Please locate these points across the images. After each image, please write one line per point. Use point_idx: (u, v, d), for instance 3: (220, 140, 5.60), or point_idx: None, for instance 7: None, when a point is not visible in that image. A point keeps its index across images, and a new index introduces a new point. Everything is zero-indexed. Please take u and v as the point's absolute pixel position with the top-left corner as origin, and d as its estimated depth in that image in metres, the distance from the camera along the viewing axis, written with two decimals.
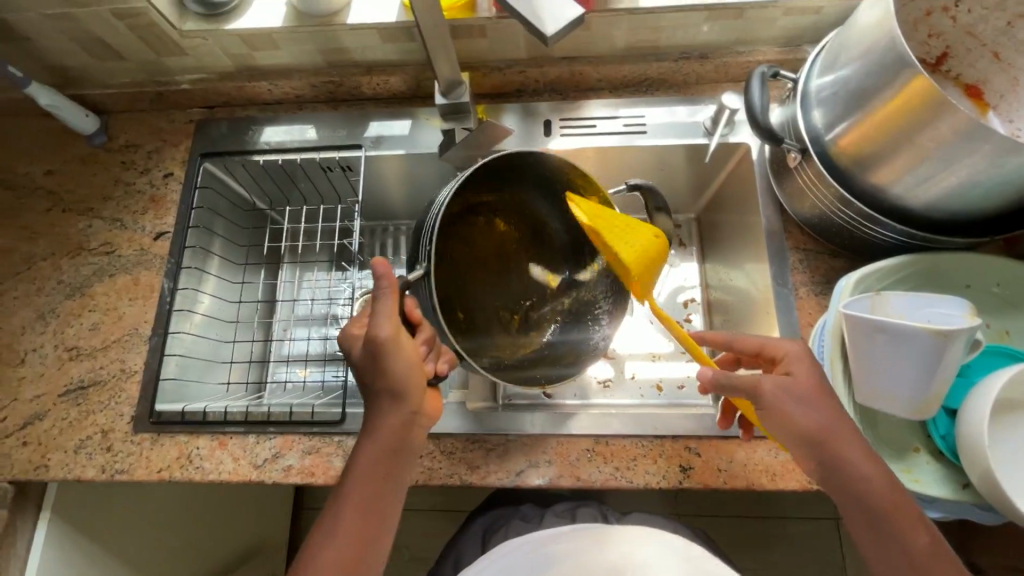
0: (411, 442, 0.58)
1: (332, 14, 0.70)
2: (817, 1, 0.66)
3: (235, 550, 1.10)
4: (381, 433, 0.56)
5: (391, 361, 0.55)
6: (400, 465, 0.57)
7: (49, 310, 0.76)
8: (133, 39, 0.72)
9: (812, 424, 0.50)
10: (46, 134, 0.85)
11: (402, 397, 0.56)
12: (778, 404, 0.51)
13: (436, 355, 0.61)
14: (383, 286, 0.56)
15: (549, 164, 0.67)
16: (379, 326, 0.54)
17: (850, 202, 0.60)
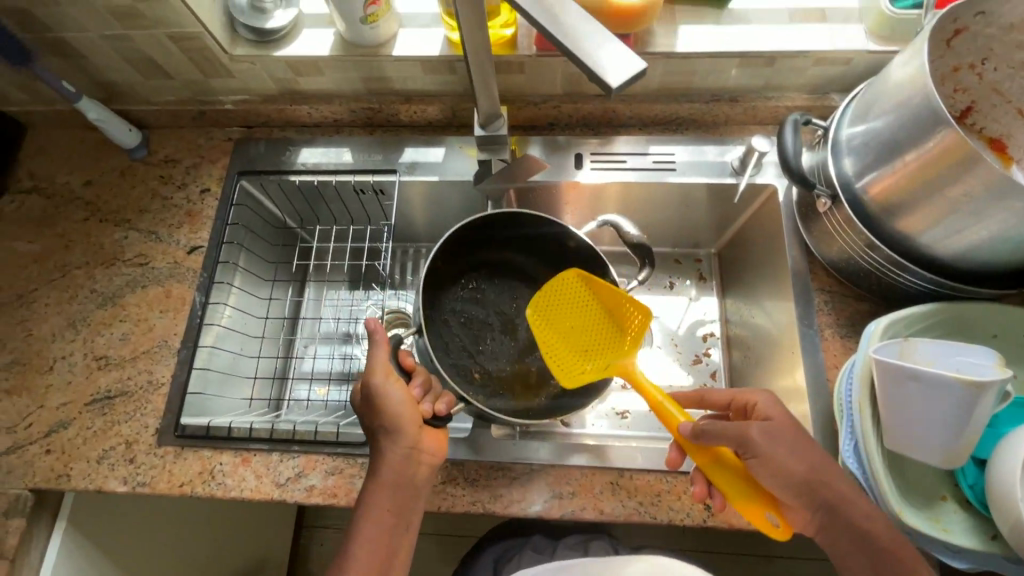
0: (417, 477, 0.60)
1: (378, 45, 0.72)
2: (848, 52, 0.68)
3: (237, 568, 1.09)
4: (385, 470, 0.59)
5: (385, 404, 0.60)
6: (408, 499, 0.59)
7: (80, 318, 0.77)
8: (184, 60, 0.74)
9: (804, 468, 0.52)
10: (88, 146, 0.87)
11: (399, 435, 0.59)
12: (771, 450, 0.53)
13: (434, 396, 0.65)
14: (376, 338, 0.62)
15: (529, 221, 0.73)
16: (369, 373, 0.60)
17: (877, 247, 0.61)
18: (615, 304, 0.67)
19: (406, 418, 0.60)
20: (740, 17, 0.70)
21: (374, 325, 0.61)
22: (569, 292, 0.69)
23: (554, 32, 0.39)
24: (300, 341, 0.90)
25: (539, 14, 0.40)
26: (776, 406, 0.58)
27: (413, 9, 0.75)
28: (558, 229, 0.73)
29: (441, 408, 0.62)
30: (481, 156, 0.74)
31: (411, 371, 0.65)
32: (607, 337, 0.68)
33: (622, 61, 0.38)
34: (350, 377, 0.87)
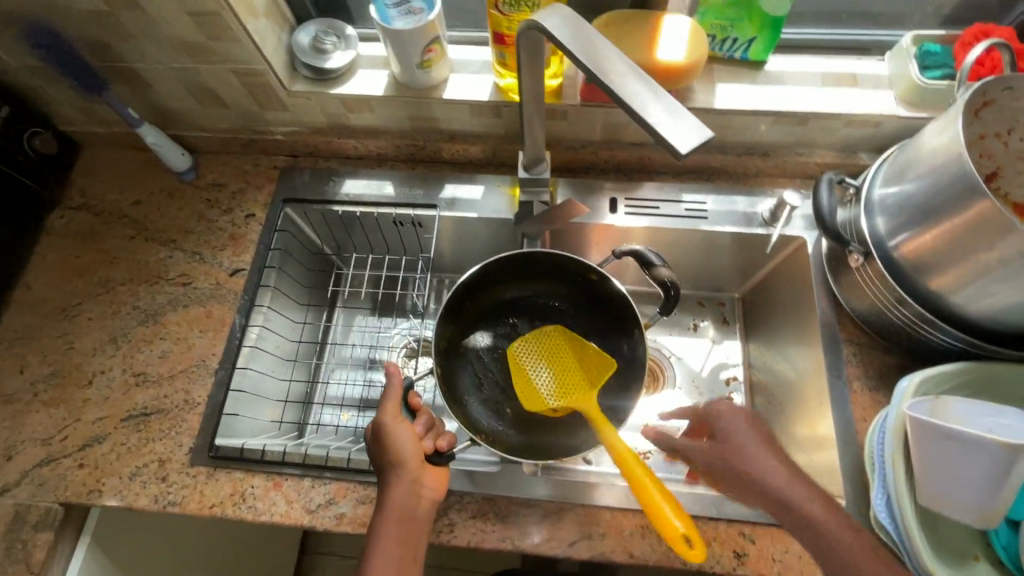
0: (419, 512, 0.59)
1: (430, 88, 0.76)
2: (878, 116, 0.71)
3: None
4: (390, 506, 0.57)
5: (390, 442, 0.59)
6: (413, 536, 0.57)
7: (121, 334, 0.79)
8: (244, 93, 0.78)
9: (754, 476, 0.56)
10: (138, 167, 0.91)
11: (402, 472, 0.58)
12: (732, 466, 0.58)
13: (436, 434, 0.64)
14: (393, 381, 0.62)
15: (558, 259, 0.73)
16: (379, 414, 0.61)
17: (908, 304, 0.63)
18: (592, 357, 0.70)
19: (410, 455, 0.59)
20: (775, 78, 0.74)
21: (392, 368, 0.62)
22: (553, 344, 0.73)
23: (622, 98, 0.44)
24: (326, 366, 0.91)
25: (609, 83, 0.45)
26: (734, 425, 0.59)
27: (464, 56, 0.79)
28: (583, 264, 0.73)
29: (442, 444, 0.62)
30: (522, 199, 0.77)
31: (416, 409, 0.65)
32: (579, 381, 0.69)
33: (689, 129, 0.42)
34: (368, 402, 0.88)
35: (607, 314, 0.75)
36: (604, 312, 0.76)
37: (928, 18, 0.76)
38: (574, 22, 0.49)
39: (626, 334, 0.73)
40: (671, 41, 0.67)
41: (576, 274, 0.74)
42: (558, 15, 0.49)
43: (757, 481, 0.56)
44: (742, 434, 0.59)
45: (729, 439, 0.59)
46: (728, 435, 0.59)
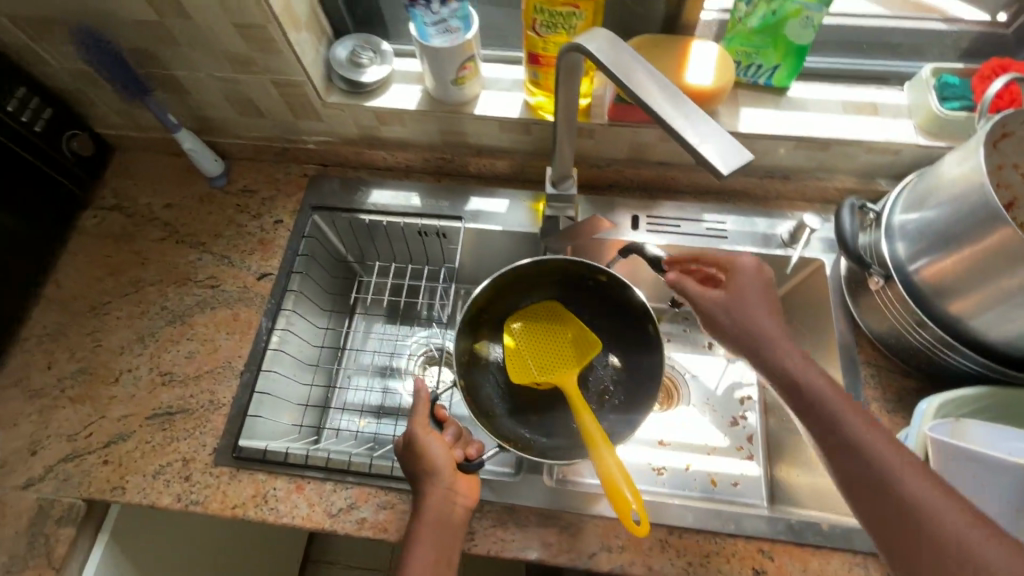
0: (454, 519, 0.59)
1: (462, 104, 0.79)
2: (897, 145, 0.73)
3: None
4: (426, 514, 0.58)
5: (422, 452, 0.60)
6: (448, 543, 0.58)
7: (149, 334, 0.80)
8: (281, 103, 0.81)
9: (744, 326, 0.60)
10: (171, 171, 0.93)
11: (436, 480, 0.59)
12: (723, 315, 0.61)
13: (465, 443, 0.64)
14: (420, 395, 0.63)
15: (573, 264, 0.73)
16: (410, 425, 0.61)
17: (927, 326, 0.64)
18: (585, 340, 0.73)
19: (443, 464, 0.60)
20: (798, 104, 0.76)
21: (420, 383, 0.63)
22: (548, 318, 0.75)
23: (661, 120, 0.47)
24: (343, 371, 0.92)
25: (649, 105, 0.47)
26: (742, 278, 0.62)
27: (496, 74, 0.81)
28: (596, 269, 0.72)
29: (472, 453, 0.63)
30: (548, 214, 0.78)
31: (443, 421, 0.65)
32: (567, 361, 0.71)
33: (730, 151, 0.43)
34: (383, 409, 0.89)
35: (622, 319, 0.75)
36: (623, 322, 0.75)
37: (946, 51, 0.78)
38: (615, 46, 0.51)
39: (646, 338, 0.73)
40: (699, 67, 0.70)
41: (590, 279, 0.74)
42: (600, 38, 0.52)
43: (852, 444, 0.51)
44: (746, 288, 0.62)
45: (730, 292, 0.62)
46: (732, 286, 0.62)
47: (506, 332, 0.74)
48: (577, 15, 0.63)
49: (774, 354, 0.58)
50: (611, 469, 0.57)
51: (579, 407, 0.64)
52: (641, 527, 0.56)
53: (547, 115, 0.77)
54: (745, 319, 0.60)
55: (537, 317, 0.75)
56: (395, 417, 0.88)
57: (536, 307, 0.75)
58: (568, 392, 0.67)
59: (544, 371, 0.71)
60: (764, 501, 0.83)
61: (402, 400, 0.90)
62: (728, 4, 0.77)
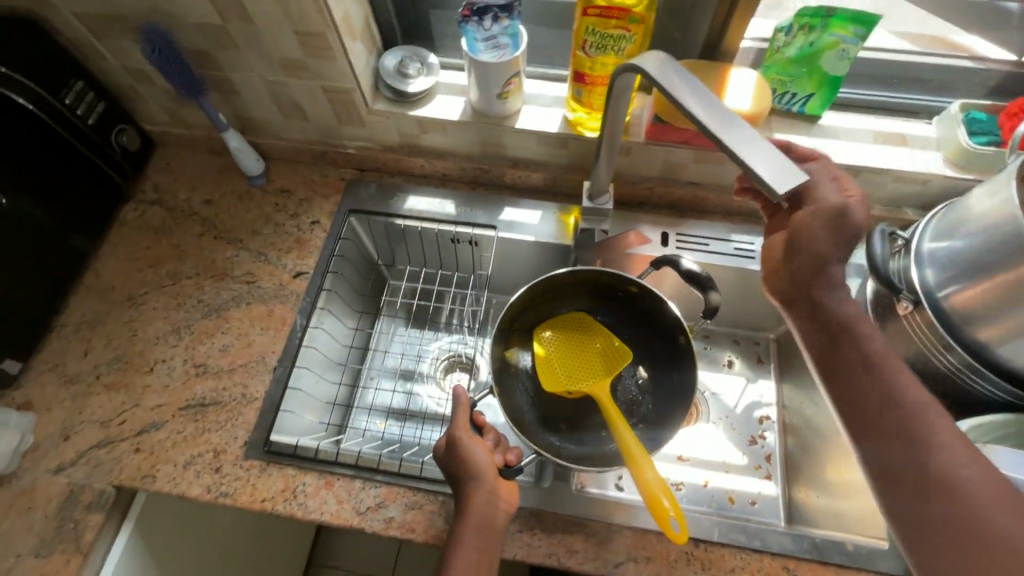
0: (496, 523, 0.61)
1: (504, 116, 0.81)
2: (925, 175, 0.75)
3: None
4: (469, 517, 0.60)
5: (465, 456, 0.62)
6: (490, 546, 0.60)
7: (184, 326, 0.82)
8: (327, 108, 0.83)
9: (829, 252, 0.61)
10: (211, 168, 0.95)
11: (479, 483, 0.61)
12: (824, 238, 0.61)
13: (504, 449, 0.66)
14: (460, 401, 0.65)
15: (606, 277, 0.75)
16: (452, 429, 0.63)
17: (955, 349, 0.65)
18: (615, 351, 0.74)
19: (486, 467, 0.61)
20: (829, 132, 0.79)
21: (460, 388, 0.65)
22: (578, 329, 0.76)
23: (722, 137, 0.48)
24: (367, 372, 0.93)
25: (710, 124, 0.49)
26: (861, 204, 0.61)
27: (537, 90, 0.84)
28: (628, 280, 0.74)
29: (512, 458, 0.65)
30: (583, 226, 0.81)
31: (482, 426, 0.67)
32: (598, 370, 0.72)
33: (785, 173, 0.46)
34: (408, 413, 0.89)
35: (653, 331, 0.77)
36: (653, 335, 0.77)
37: (973, 88, 0.81)
38: (669, 68, 0.53)
39: (677, 353, 0.74)
40: (738, 91, 0.72)
41: (622, 291, 0.76)
42: (654, 59, 0.54)
43: (909, 445, 0.54)
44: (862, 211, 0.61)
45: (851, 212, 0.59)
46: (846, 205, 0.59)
47: (537, 341, 0.76)
48: (627, 38, 0.66)
49: (863, 352, 0.59)
50: (651, 479, 0.58)
51: (614, 418, 0.65)
52: (679, 537, 0.57)
53: (586, 131, 0.80)
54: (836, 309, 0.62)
55: (568, 327, 0.77)
56: (417, 419, 0.89)
57: (568, 317, 0.77)
58: (601, 401, 0.68)
59: (575, 380, 0.72)
60: (782, 520, 0.84)
61: (425, 404, 0.90)
62: (765, 34, 0.80)
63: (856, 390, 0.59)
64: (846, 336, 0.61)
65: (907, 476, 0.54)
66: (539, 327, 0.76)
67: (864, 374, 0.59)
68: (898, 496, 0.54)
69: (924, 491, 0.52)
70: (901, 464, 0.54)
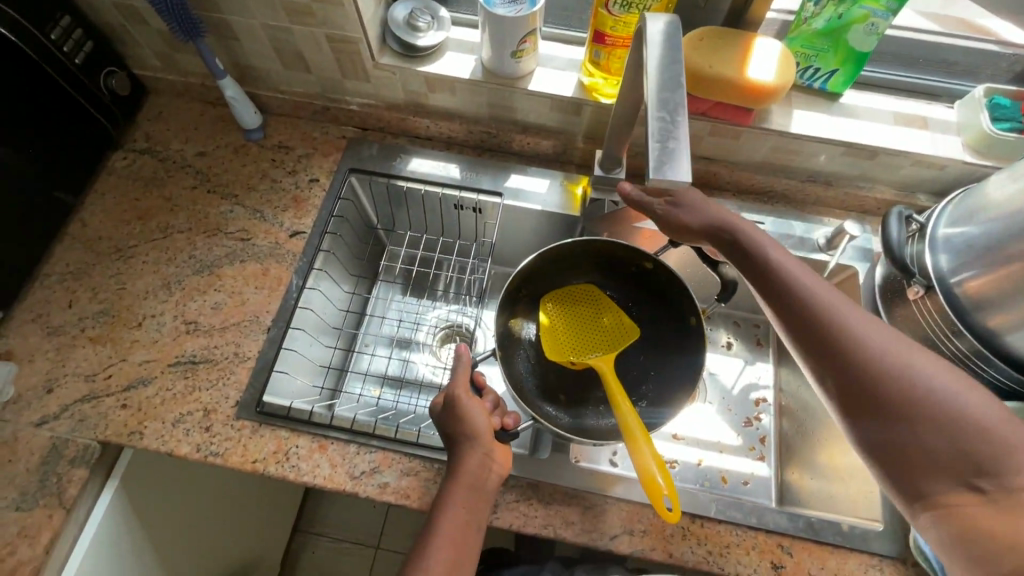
0: (488, 487, 0.59)
1: (516, 78, 0.78)
2: (944, 159, 0.74)
3: (233, 562, 1.05)
4: (461, 477, 0.58)
5: (461, 415, 0.60)
6: (478, 507, 0.58)
7: (175, 281, 0.79)
8: (331, 59, 0.79)
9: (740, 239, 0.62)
10: (206, 119, 0.91)
11: (474, 444, 0.59)
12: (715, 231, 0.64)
13: (502, 412, 0.65)
14: (461, 360, 0.64)
15: (619, 249, 0.73)
16: (452, 386, 0.62)
17: (964, 335, 0.65)
18: (621, 325, 0.73)
19: (482, 430, 0.60)
20: (849, 111, 0.77)
21: (463, 346, 0.63)
22: (584, 302, 0.75)
23: (653, 121, 0.45)
24: (362, 337, 0.90)
25: (656, 106, 0.46)
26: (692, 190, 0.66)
27: (552, 52, 0.81)
28: (640, 252, 0.72)
29: (510, 422, 0.63)
30: (593, 196, 0.80)
31: (482, 388, 0.66)
32: (603, 344, 0.71)
33: (673, 163, 0.44)
34: (404, 381, 0.87)
35: (662, 307, 0.75)
36: (662, 312, 0.75)
37: (998, 73, 0.79)
38: (673, 48, 0.49)
39: (684, 329, 0.73)
40: (762, 62, 0.69)
41: (633, 265, 0.75)
42: (663, 21, 0.50)
43: (921, 432, 0.50)
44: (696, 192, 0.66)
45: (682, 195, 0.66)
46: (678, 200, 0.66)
47: (542, 311, 0.74)
48: None
49: (828, 320, 0.55)
50: (650, 456, 0.57)
51: (616, 395, 0.63)
52: (672, 515, 0.56)
53: (602, 98, 0.77)
54: (807, 291, 0.57)
55: (573, 299, 0.75)
56: (412, 388, 0.87)
57: (575, 288, 0.75)
58: (605, 375, 0.67)
59: (581, 354, 0.71)
60: (773, 501, 0.82)
61: (421, 372, 0.88)
62: (792, 6, 0.77)
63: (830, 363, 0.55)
64: (832, 322, 0.55)
65: (919, 464, 0.51)
66: (545, 299, 0.75)
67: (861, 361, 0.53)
68: (909, 486, 0.52)
69: (942, 480, 0.50)
70: (910, 452, 0.51)
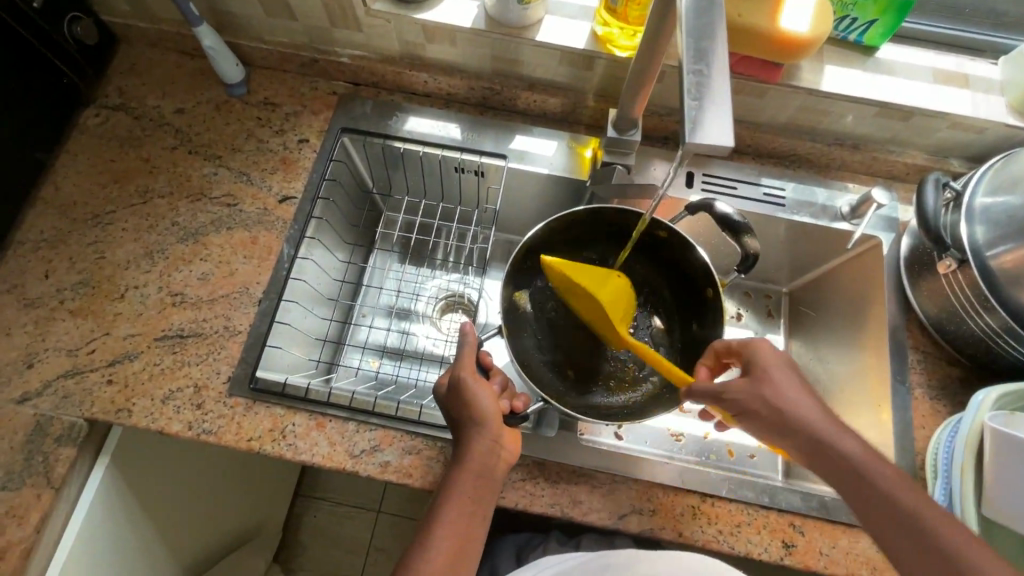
0: (497, 472, 0.57)
1: (522, 27, 0.71)
2: (983, 122, 0.69)
3: (232, 527, 1.05)
4: (468, 464, 0.55)
5: (468, 398, 0.57)
6: (485, 494, 0.56)
7: (158, 249, 0.74)
8: (318, 6, 0.72)
9: (779, 405, 0.55)
10: (184, 73, 0.84)
11: (482, 429, 0.57)
12: (751, 398, 0.56)
13: (510, 394, 0.63)
14: (466, 340, 0.60)
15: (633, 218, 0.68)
16: (457, 368, 0.58)
17: (995, 311, 0.61)
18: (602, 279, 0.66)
19: (491, 413, 0.57)
20: (884, 66, 0.71)
21: (469, 328, 0.60)
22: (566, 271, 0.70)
23: (686, 76, 0.40)
24: (359, 308, 0.86)
25: (691, 58, 0.41)
26: (762, 350, 0.58)
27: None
28: (655, 222, 0.67)
29: (519, 405, 0.61)
30: (605, 161, 0.74)
31: (489, 368, 0.63)
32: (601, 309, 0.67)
33: (716, 125, 0.39)
34: (404, 353, 0.84)
35: (678, 279, 0.71)
36: (677, 285, 0.72)
37: None
38: None
39: (702, 304, 0.69)
40: (796, 11, 0.63)
41: (648, 237, 0.70)
42: None
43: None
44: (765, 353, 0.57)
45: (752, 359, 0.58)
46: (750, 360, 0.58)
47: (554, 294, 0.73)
48: None
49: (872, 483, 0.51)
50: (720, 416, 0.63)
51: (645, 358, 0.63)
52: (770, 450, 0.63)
53: (617, 50, 0.71)
54: (847, 456, 0.53)
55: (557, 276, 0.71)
56: (413, 359, 0.83)
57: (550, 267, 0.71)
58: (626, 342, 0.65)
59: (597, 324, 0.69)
60: (780, 475, 0.79)
61: (421, 344, 0.85)
62: None
63: (881, 522, 0.51)
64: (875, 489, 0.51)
65: None
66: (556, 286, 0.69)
67: (914, 536, 0.49)
68: None
69: None
70: None
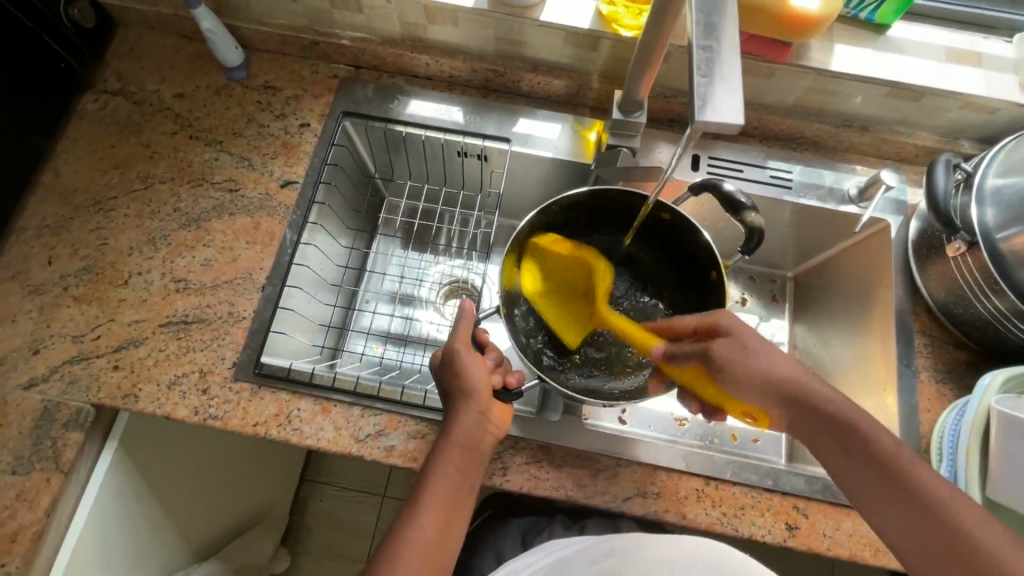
0: (484, 446, 0.57)
1: (526, 7, 0.70)
2: (995, 102, 0.68)
3: (240, 510, 1.06)
4: (455, 435, 0.56)
5: (459, 369, 0.57)
6: (473, 468, 0.56)
7: (160, 235, 0.73)
8: None
9: (762, 368, 0.55)
10: (183, 56, 0.82)
11: (471, 401, 0.57)
12: (738, 362, 0.55)
13: (505, 370, 0.63)
14: (463, 314, 0.60)
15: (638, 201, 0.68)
16: (451, 340, 0.59)
17: (1004, 294, 0.60)
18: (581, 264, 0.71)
19: (481, 386, 0.57)
20: (895, 45, 0.70)
21: (468, 302, 0.60)
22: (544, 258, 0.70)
23: (694, 52, 0.39)
24: (362, 294, 0.86)
25: (700, 34, 0.40)
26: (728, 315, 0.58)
27: None
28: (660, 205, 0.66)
29: (511, 381, 0.61)
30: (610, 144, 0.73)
31: (484, 345, 0.63)
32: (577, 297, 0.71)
33: (725, 102, 0.38)
34: (408, 339, 0.83)
35: (683, 263, 0.71)
36: (682, 269, 0.71)
37: None
38: None
39: (707, 288, 0.69)
40: None
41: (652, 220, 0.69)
42: None
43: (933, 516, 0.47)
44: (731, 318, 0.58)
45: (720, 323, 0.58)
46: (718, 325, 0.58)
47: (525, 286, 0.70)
48: None
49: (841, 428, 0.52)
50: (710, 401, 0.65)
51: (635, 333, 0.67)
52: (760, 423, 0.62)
53: (622, 30, 0.70)
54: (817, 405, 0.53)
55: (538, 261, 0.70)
56: (416, 345, 0.83)
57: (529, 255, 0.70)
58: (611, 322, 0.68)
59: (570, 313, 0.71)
60: (783, 458, 0.79)
61: (425, 330, 0.85)
62: None
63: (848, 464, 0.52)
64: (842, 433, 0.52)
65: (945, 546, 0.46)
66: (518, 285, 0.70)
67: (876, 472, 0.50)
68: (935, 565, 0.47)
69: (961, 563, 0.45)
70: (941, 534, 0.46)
